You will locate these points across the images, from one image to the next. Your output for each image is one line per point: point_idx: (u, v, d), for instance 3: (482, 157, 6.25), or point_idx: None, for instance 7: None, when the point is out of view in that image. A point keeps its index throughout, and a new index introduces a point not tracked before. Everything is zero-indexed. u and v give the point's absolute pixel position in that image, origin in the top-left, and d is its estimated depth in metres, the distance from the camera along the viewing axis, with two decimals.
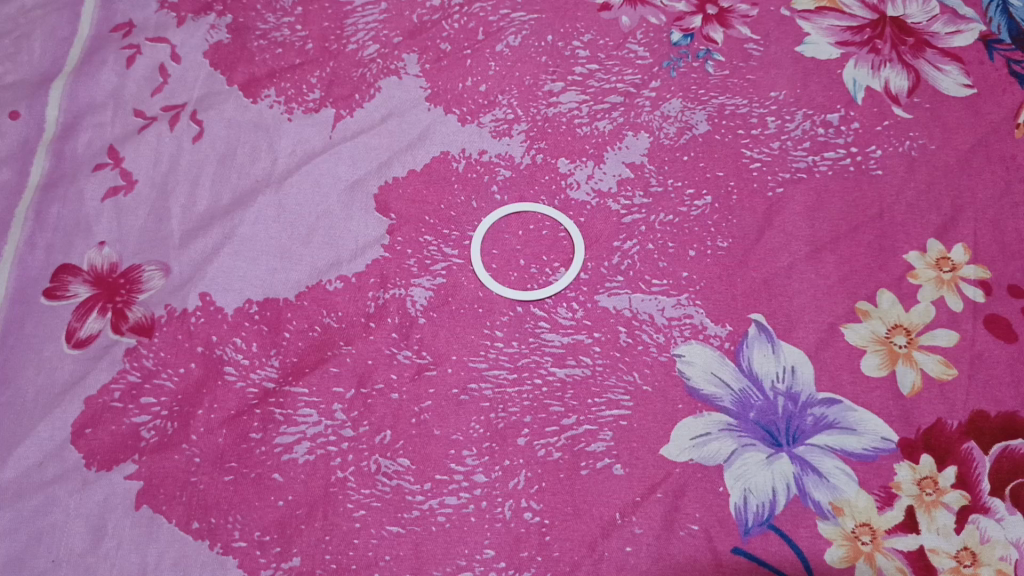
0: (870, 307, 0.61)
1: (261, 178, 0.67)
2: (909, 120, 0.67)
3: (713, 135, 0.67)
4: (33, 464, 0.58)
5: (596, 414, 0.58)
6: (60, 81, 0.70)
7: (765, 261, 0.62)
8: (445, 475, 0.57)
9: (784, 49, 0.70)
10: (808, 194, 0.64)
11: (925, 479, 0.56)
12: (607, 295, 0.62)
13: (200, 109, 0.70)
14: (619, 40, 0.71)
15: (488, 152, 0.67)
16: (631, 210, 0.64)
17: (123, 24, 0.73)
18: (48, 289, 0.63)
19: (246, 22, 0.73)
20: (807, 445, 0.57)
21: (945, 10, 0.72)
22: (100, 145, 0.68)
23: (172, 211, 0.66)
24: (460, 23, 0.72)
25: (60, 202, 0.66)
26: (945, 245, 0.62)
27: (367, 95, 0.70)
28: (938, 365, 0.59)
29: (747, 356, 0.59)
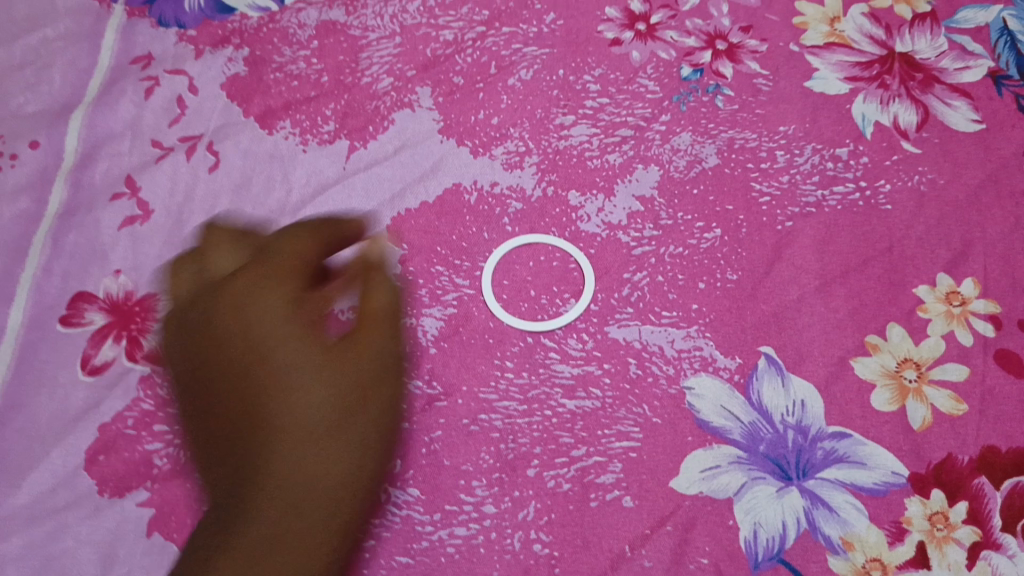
0: (880, 340, 0.61)
1: (275, 208, 0.68)
2: (919, 155, 0.67)
3: (723, 169, 0.67)
4: (46, 490, 0.59)
5: (606, 446, 0.58)
6: (80, 110, 0.72)
7: (775, 293, 0.63)
8: (456, 505, 0.57)
9: (794, 84, 0.71)
10: (818, 227, 0.65)
11: (936, 514, 0.56)
12: (617, 326, 0.62)
13: (217, 139, 0.71)
14: (630, 74, 0.72)
15: (500, 184, 0.68)
16: (641, 242, 0.65)
17: (142, 55, 0.74)
18: (64, 316, 0.64)
19: (263, 55, 0.74)
20: (817, 479, 0.57)
21: (954, 46, 0.72)
22: (117, 174, 0.70)
23: (188, 240, 0.67)
24: (473, 57, 0.73)
25: (78, 230, 0.68)
26: (955, 279, 0.62)
27: (381, 127, 0.71)
28: (949, 400, 0.59)
29: (757, 389, 0.59)
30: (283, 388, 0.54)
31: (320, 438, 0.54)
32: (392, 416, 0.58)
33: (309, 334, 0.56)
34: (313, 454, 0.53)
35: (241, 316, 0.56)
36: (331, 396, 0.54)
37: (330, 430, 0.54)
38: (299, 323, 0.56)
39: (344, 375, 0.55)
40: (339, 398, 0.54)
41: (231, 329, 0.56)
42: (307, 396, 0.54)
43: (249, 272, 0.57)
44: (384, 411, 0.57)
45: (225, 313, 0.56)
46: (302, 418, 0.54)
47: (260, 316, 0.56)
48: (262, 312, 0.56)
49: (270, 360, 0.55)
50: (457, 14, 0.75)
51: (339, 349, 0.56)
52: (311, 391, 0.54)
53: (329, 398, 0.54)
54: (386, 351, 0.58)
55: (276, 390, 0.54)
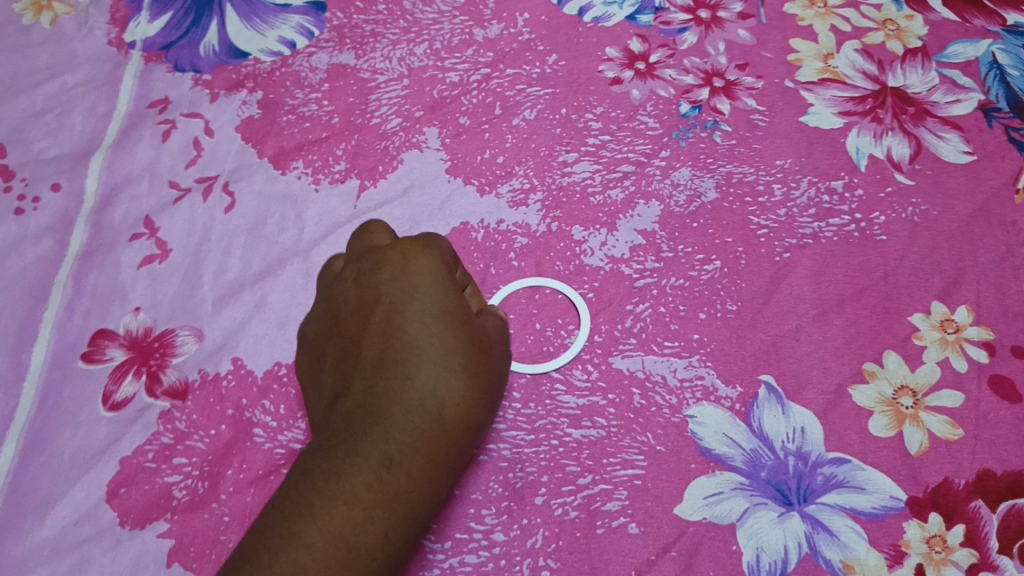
0: (877, 368, 0.62)
1: (290, 246, 0.71)
2: (911, 187, 0.69)
3: (721, 202, 0.69)
4: (69, 523, 0.60)
5: (611, 474, 0.60)
6: (100, 154, 0.75)
7: (774, 323, 0.64)
8: (466, 534, 0.59)
9: (789, 119, 0.73)
10: (815, 258, 0.67)
11: (934, 537, 0.57)
12: (620, 357, 0.64)
13: (232, 180, 0.73)
14: (630, 111, 0.74)
15: (505, 221, 0.70)
16: (643, 275, 0.67)
17: (159, 100, 0.77)
18: (85, 353, 0.67)
19: (276, 98, 0.77)
20: (817, 504, 0.58)
21: (944, 80, 0.75)
22: (136, 215, 0.72)
23: (205, 277, 0.69)
24: (479, 98, 0.76)
25: (99, 269, 0.70)
26: (949, 307, 0.64)
27: (390, 166, 0.73)
28: (945, 425, 0.60)
29: (758, 417, 0.61)
30: (412, 376, 0.51)
31: (434, 414, 0.51)
32: (491, 407, 0.54)
33: (463, 315, 0.54)
34: (430, 441, 0.50)
35: (412, 301, 0.53)
36: (449, 383, 0.51)
37: (410, 435, 0.50)
38: (438, 318, 0.53)
39: (495, 362, 0.55)
40: (476, 385, 0.52)
41: (402, 312, 0.53)
42: (438, 382, 0.51)
43: (391, 257, 0.56)
44: (489, 408, 0.54)
45: (398, 289, 0.54)
46: (427, 400, 0.51)
47: (414, 307, 0.53)
48: (423, 287, 0.54)
49: (410, 343, 0.52)
50: (462, 57, 0.78)
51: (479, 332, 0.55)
52: (440, 376, 0.51)
53: (468, 376, 0.52)
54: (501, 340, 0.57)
55: (410, 363, 0.51)
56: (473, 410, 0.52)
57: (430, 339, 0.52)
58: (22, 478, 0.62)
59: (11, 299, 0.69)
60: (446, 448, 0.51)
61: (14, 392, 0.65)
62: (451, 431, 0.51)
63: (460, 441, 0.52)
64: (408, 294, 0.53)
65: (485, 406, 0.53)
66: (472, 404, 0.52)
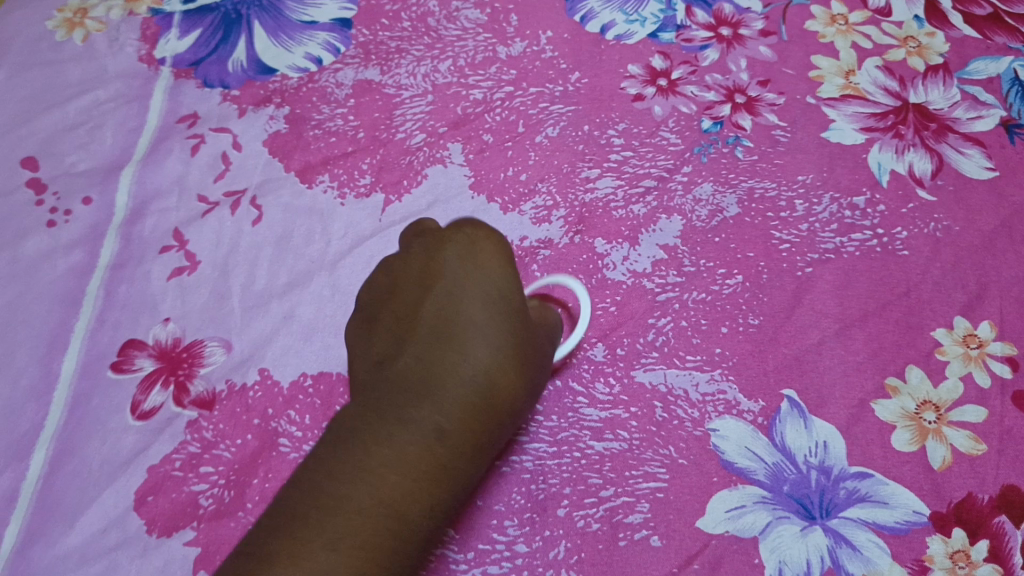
0: (900, 383, 0.62)
1: (316, 258, 0.72)
2: (933, 203, 0.69)
3: (743, 217, 0.70)
4: (98, 531, 0.61)
5: (633, 487, 0.60)
6: (130, 168, 0.76)
7: (796, 337, 0.65)
8: (488, 545, 0.59)
9: (811, 135, 0.74)
10: (837, 273, 0.67)
11: (958, 553, 0.57)
12: (642, 371, 0.64)
13: (260, 194, 0.75)
14: (652, 128, 0.75)
15: (529, 239, 0.71)
16: (665, 289, 0.67)
17: (188, 115, 0.79)
18: (115, 362, 0.68)
19: (303, 113, 0.78)
20: (840, 518, 0.58)
21: (965, 96, 0.75)
22: (165, 227, 0.74)
23: (233, 289, 0.71)
24: (502, 116, 0.77)
25: (129, 281, 0.71)
26: (972, 322, 0.64)
27: (415, 181, 0.74)
28: (968, 441, 0.60)
29: (780, 430, 0.61)
30: (468, 350, 0.52)
31: (483, 394, 0.51)
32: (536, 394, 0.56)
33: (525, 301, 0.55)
34: (483, 416, 0.51)
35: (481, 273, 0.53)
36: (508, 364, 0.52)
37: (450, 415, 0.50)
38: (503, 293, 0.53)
39: (546, 350, 0.57)
40: (530, 366, 0.54)
41: (467, 283, 0.53)
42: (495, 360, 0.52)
43: (457, 237, 0.56)
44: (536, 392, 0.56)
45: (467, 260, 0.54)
46: (479, 377, 0.51)
47: (482, 280, 0.53)
48: (490, 263, 0.54)
49: (471, 316, 0.53)
50: (486, 74, 0.79)
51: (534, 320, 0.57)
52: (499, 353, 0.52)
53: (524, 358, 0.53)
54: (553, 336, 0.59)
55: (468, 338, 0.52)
56: (523, 391, 0.54)
57: (495, 314, 0.53)
58: (51, 487, 0.63)
59: (41, 311, 0.70)
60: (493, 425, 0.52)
61: (44, 402, 0.66)
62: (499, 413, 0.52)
63: (503, 428, 0.53)
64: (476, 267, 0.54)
65: (535, 388, 0.55)
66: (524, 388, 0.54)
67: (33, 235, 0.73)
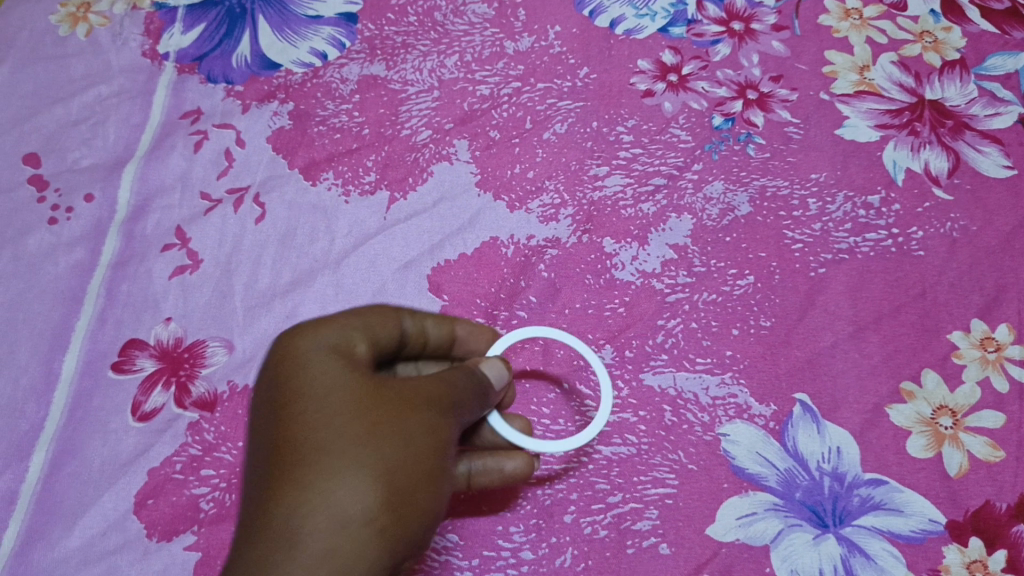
0: (915, 387, 0.61)
1: (320, 257, 0.70)
2: (950, 202, 0.68)
3: (755, 216, 0.68)
4: (97, 534, 0.61)
5: (642, 492, 0.59)
6: (132, 165, 0.75)
7: (809, 339, 0.63)
8: (493, 552, 0.58)
9: (825, 132, 0.72)
10: (851, 273, 0.65)
11: (974, 563, 0.55)
12: (651, 373, 0.63)
13: (263, 191, 0.73)
14: (662, 124, 0.74)
15: (536, 237, 0.70)
16: (675, 289, 0.66)
17: (192, 111, 0.78)
18: (116, 362, 0.67)
19: (307, 109, 0.77)
20: (853, 526, 0.57)
21: (983, 93, 0.73)
22: (167, 225, 0.73)
23: (235, 288, 0.69)
24: (509, 112, 0.75)
25: (130, 280, 0.70)
26: (989, 325, 0.63)
27: (420, 179, 0.73)
28: (985, 447, 0.59)
29: (792, 435, 0.60)
30: (325, 491, 0.43)
31: (355, 533, 0.43)
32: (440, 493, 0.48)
33: (378, 412, 0.46)
34: (365, 553, 0.43)
35: (316, 398, 0.47)
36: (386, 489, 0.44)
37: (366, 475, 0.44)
38: (349, 410, 0.46)
39: (407, 458, 0.46)
40: (400, 482, 0.45)
41: (303, 409, 0.46)
42: (370, 489, 0.44)
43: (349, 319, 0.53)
44: (428, 500, 0.47)
45: (295, 387, 0.47)
46: (351, 516, 0.43)
47: (323, 404, 0.46)
48: (329, 386, 0.47)
49: (321, 451, 0.44)
50: (493, 69, 0.78)
51: (383, 426, 0.46)
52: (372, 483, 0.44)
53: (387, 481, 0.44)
54: (438, 411, 0.49)
55: (320, 477, 0.44)
56: (399, 513, 0.45)
57: (345, 443, 0.45)
58: (51, 488, 0.63)
59: (42, 309, 0.69)
60: (405, 549, 0.45)
61: (45, 402, 0.66)
62: (389, 544, 0.44)
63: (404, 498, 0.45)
64: (312, 393, 0.47)
65: (418, 502, 0.46)
66: (400, 508, 0.45)
67: (34, 232, 0.73)
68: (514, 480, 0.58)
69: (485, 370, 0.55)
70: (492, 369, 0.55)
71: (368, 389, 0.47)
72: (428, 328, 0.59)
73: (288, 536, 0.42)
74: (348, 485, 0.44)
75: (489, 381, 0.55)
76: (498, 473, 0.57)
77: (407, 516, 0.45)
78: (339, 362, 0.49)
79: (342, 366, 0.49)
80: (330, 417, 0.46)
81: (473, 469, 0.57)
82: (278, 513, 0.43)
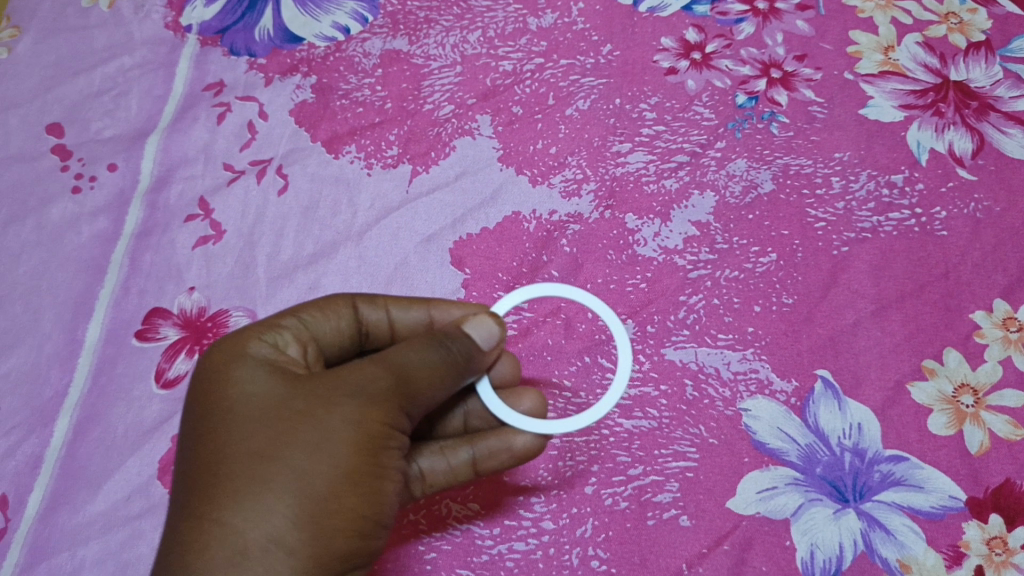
0: (937, 365, 0.61)
1: (342, 230, 0.71)
2: (974, 182, 0.68)
3: (778, 194, 0.68)
4: (121, 498, 0.61)
5: (663, 465, 0.59)
6: (155, 136, 0.75)
7: (831, 317, 0.63)
8: (514, 521, 0.59)
9: (849, 112, 0.72)
10: (873, 253, 0.66)
11: (994, 539, 0.56)
12: (673, 348, 0.63)
13: (286, 163, 0.74)
14: (685, 102, 0.73)
15: (558, 212, 0.70)
16: (697, 266, 0.66)
17: (214, 83, 0.78)
18: (140, 331, 0.67)
19: (330, 82, 0.77)
20: (874, 501, 0.57)
21: (1009, 74, 0.73)
22: (190, 196, 0.73)
23: (258, 259, 0.70)
24: (532, 88, 0.75)
25: (154, 249, 0.71)
26: (1012, 306, 0.63)
27: (443, 153, 0.73)
28: (1006, 426, 0.59)
29: (813, 411, 0.60)
30: (226, 518, 0.45)
31: (268, 554, 0.44)
32: (376, 490, 0.48)
33: (290, 424, 0.47)
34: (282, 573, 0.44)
35: (227, 415, 0.48)
36: (292, 506, 0.45)
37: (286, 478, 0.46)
38: (259, 424, 0.47)
39: (317, 466, 0.46)
40: (313, 493, 0.46)
41: (212, 432, 0.48)
42: (275, 508, 0.45)
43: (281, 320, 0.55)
44: (355, 501, 0.47)
45: (209, 406, 0.49)
46: (254, 540, 0.44)
47: (233, 422, 0.48)
48: (247, 396, 0.49)
49: (226, 475, 0.46)
50: (515, 45, 0.77)
51: (293, 439, 0.47)
52: (276, 503, 0.45)
53: (297, 496, 0.45)
54: (364, 402, 0.48)
55: (223, 504, 0.45)
56: (316, 524, 0.45)
57: (252, 463, 0.46)
58: (76, 452, 0.63)
59: (66, 278, 0.70)
60: (334, 559, 0.46)
61: (69, 368, 0.66)
62: (304, 559, 0.45)
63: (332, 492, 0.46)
64: (229, 404, 0.49)
65: (336, 508, 0.46)
66: (317, 518, 0.46)
67: (58, 201, 0.73)
68: (525, 457, 0.57)
69: (470, 331, 0.53)
70: (481, 330, 0.54)
71: (281, 399, 0.48)
72: (397, 313, 0.59)
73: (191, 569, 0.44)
74: (251, 509, 0.45)
75: (478, 344, 0.53)
76: (507, 452, 0.57)
77: (325, 525, 0.46)
78: (257, 372, 0.50)
79: (260, 375, 0.50)
80: (240, 436, 0.47)
81: (478, 454, 0.58)
82: (184, 538, 0.45)
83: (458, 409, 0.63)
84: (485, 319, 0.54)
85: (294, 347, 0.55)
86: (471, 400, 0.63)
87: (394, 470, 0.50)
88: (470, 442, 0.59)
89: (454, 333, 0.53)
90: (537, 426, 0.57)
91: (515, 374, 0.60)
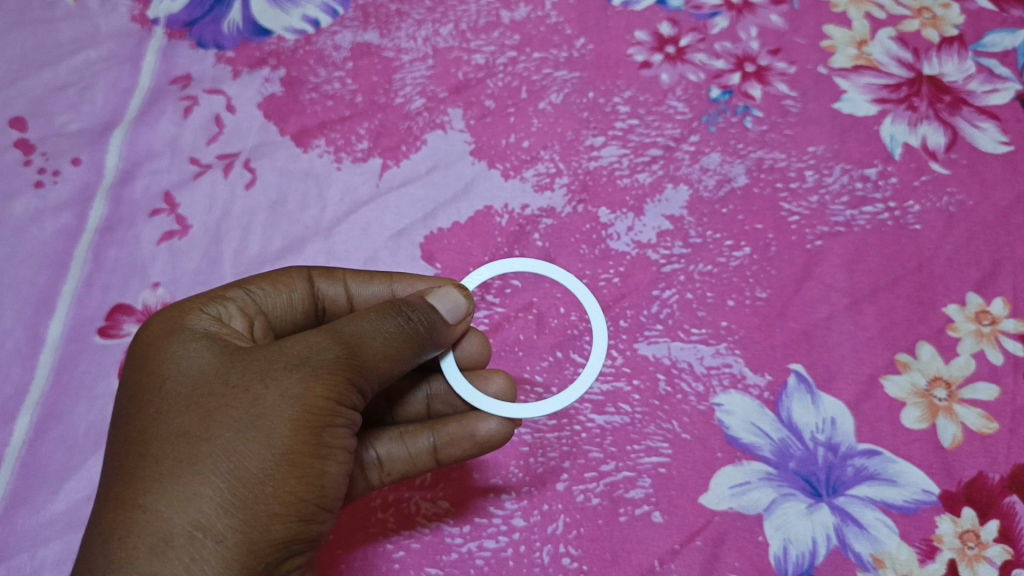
0: (911, 359, 0.61)
1: (310, 225, 0.70)
2: (947, 176, 0.68)
3: (751, 188, 0.68)
4: (83, 497, 0.60)
5: (635, 461, 0.58)
6: (121, 129, 0.74)
7: (804, 312, 0.63)
8: (485, 519, 0.58)
9: (823, 106, 0.71)
10: (847, 246, 0.65)
11: (967, 532, 0.56)
12: (646, 343, 0.62)
13: (254, 157, 0.72)
14: (659, 95, 0.73)
15: (531, 206, 0.69)
16: (670, 260, 0.65)
17: (181, 76, 0.76)
18: (103, 328, 0.66)
19: (299, 76, 0.76)
20: (847, 495, 0.57)
21: (981, 69, 0.73)
22: (156, 190, 0.71)
23: (224, 254, 0.69)
24: (505, 81, 0.74)
25: (118, 245, 0.69)
26: (985, 299, 0.63)
27: (414, 147, 0.72)
28: (980, 419, 0.59)
29: (787, 406, 0.60)
30: (150, 503, 0.44)
31: (193, 541, 0.43)
32: (318, 473, 0.47)
33: (225, 402, 0.46)
34: (207, 560, 0.43)
35: (160, 393, 0.47)
36: (223, 489, 0.44)
37: (219, 456, 0.45)
38: (191, 402, 0.46)
39: (252, 446, 0.45)
40: (245, 474, 0.45)
41: (144, 411, 0.47)
42: (203, 492, 0.44)
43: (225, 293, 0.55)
44: (294, 482, 0.45)
45: (143, 383, 0.49)
46: (179, 526, 0.43)
47: (164, 401, 0.47)
48: (183, 371, 0.48)
49: (154, 457, 0.45)
50: (488, 38, 0.76)
51: (226, 416, 0.45)
52: (204, 486, 0.44)
53: (227, 478, 0.44)
54: (306, 376, 0.47)
55: (149, 489, 0.44)
56: (247, 509, 0.44)
57: (183, 443, 0.45)
58: (37, 451, 0.62)
59: (28, 273, 0.68)
60: (267, 547, 0.45)
61: (31, 365, 0.65)
62: (233, 546, 0.44)
63: (268, 471, 0.45)
64: (165, 380, 0.48)
65: (271, 491, 0.45)
66: (249, 502, 0.44)
67: (20, 196, 0.71)
68: (487, 446, 0.57)
69: (436, 302, 0.53)
70: (447, 301, 0.53)
71: (217, 374, 0.48)
72: (355, 287, 0.59)
73: (112, 557, 0.43)
74: (178, 492, 0.44)
75: (443, 315, 0.53)
76: (470, 438, 0.56)
77: (257, 509, 0.44)
78: (196, 347, 0.49)
79: (198, 349, 0.49)
80: (172, 414, 0.46)
81: (438, 441, 0.57)
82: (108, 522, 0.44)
83: (420, 391, 0.63)
84: (451, 290, 0.54)
85: (240, 320, 0.54)
86: (434, 382, 0.63)
87: (339, 450, 0.49)
88: (431, 429, 0.58)
89: (415, 302, 0.52)
90: (509, 412, 0.57)
91: (483, 356, 0.60)
